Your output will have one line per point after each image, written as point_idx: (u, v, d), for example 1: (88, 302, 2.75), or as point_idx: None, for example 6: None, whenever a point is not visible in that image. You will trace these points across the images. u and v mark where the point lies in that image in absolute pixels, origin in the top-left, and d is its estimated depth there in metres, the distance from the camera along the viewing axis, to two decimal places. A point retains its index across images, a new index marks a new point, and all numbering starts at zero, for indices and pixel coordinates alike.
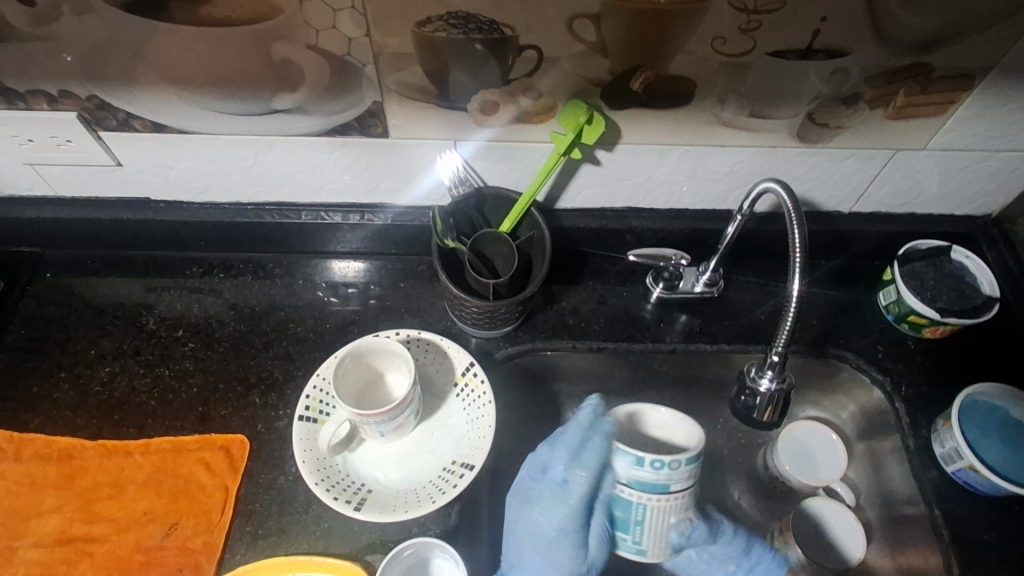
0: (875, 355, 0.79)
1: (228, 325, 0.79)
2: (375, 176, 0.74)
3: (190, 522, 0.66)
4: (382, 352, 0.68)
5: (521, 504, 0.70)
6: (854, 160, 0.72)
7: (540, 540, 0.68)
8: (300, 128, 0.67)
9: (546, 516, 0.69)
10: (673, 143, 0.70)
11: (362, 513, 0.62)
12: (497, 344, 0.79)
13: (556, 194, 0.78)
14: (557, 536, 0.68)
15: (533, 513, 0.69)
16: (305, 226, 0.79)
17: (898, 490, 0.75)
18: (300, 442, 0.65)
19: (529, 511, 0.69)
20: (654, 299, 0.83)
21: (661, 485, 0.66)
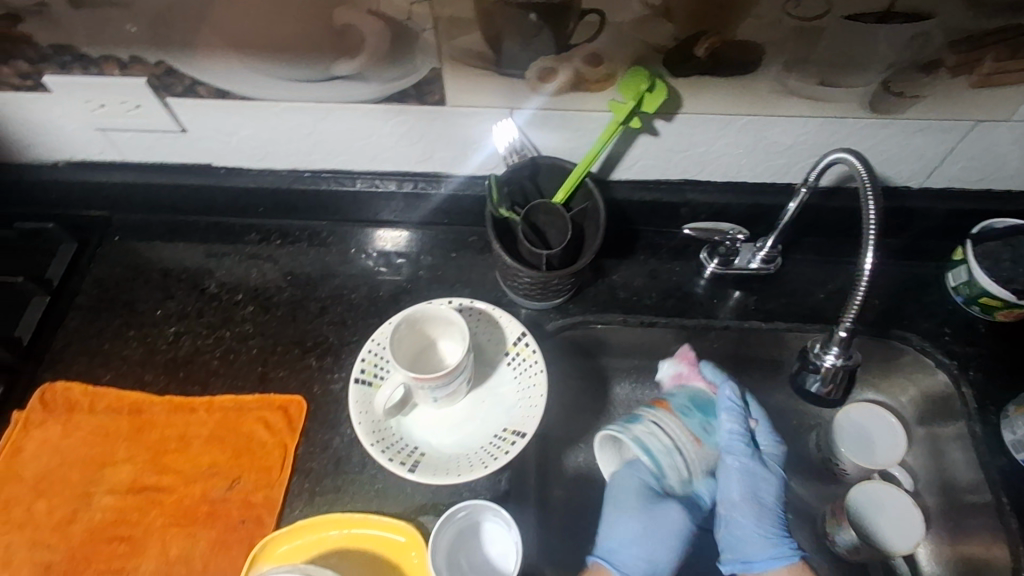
0: (941, 337, 0.77)
1: (285, 291, 0.81)
2: (430, 145, 0.75)
3: (252, 477, 0.68)
4: (437, 319, 0.68)
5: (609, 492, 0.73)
6: (928, 132, 0.69)
7: (620, 517, 0.71)
8: (358, 94, 0.68)
9: (618, 487, 0.73)
10: (736, 113, 0.68)
11: (416, 475, 0.64)
12: (547, 316, 0.79)
13: (611, 165, 0.76)
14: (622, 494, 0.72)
15: (610, 494, 0.73)
16: (360, 194, 0.80)
17: (960, 477, 0.73)
18: (356, 404, 0.67)
19: (612, 494, 0.73)
20: (708, 275, 0.81)
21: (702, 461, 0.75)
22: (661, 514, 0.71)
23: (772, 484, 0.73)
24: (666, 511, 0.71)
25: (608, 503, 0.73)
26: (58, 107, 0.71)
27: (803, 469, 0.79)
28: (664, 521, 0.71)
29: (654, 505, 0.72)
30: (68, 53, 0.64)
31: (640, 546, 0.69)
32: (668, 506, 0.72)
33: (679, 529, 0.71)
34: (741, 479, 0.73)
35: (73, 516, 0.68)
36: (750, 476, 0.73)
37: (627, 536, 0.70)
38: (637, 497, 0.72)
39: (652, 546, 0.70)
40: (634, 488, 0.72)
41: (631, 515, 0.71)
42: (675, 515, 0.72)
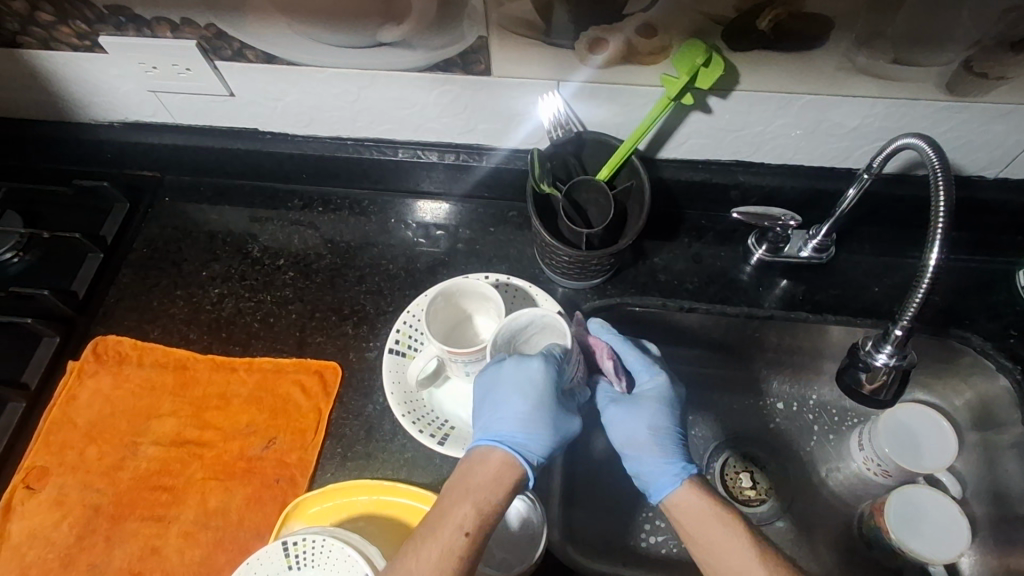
0: (1006, 340, 0.72)
1: (325, 258, 0.82)
2: (473, 116, 0.73)
3: (287, 438, 0.70)
4: (473, 294, 0.68)
5: (494, 375, 0.63)
6: (1011, 118, 0.63)
7: (514, 389, 0.61)
8: (403, 62, 0.67)
9: (516, 366, 0.62)
10: (796, 92, 0.64)
11: (445, 448, 0.65)
12: (584, 296, 0.77)
13: (659, 142, 0.74)
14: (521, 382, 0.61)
15: (504, 374, 0.62)
16: (401, 164, 0.80)
17: (1013, 487, 0.69)
18: (389, 373, 0.68)
19: (501, 375, 0.62)
20: (754, 261, 0.78)
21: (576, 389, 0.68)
22: (560, 414, 0.62)
23: (654, 413, 0.66)
24: (561, 412, 0.62)
25: (493, 385, 0.62)
26: (112, 68, 0.73)
27: (839, 465, 0.77)
28: (554, 416, 0.61)
29: (551, 400, 0.61)
30: (123, 14, 0.65)
31: (531, 424, 0.60)
32: (567, 418, 0.62)
33: (556, 417, 0.61)
34: (625, 415, 0.67)
35: (120, 463, 0.71)
36: (634, 410, 0.67)
37: (514, 407, 0.60)
38: (542, 390, 0.60)
39: (538, 426, 0.60)
40: (541, 379, 0.61)
41: (528, 394, 0.60)
42: (570, 420, 0.62)
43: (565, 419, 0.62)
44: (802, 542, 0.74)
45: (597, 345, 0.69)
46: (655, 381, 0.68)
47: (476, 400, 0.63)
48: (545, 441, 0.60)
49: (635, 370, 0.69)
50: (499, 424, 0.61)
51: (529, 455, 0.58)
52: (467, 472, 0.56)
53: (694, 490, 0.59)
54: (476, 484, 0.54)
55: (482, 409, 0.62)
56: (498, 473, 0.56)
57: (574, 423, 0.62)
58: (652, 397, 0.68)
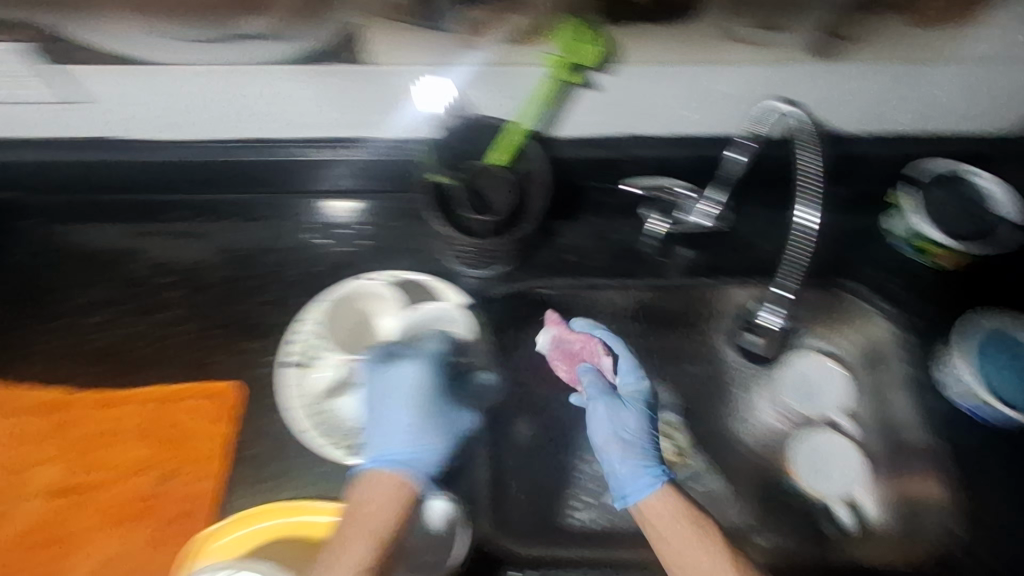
0: (889, 286, 0.78)
1: (215, 270, 0.76)
2: (347, 107, 0.70)
3: (187, 472, 0.66)
4: (366, 295, 0.72)
5: (379, 389, 0.68)
6: (873, 76, 0.67)
7: (399, 402, 0.66)
8: (273, 53, 0.62)
9: (395, 379, 0.67)
10: (678, 64, 0.65)
11: (355, 459, 0.65)
12: (493, 284, 0.76)
13: (551, 122, 0.73)
14: (407, 394, 0.66)
15: (384, 389, 0.67)
16: (287, 163, 0.75)
17: (901, 421, 0.74)
18: (291, 390, 0.67)
19: (385, 389, 0.67)
20: (655, 233, 0.79)
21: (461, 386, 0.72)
22: (446, 420, 0.68)
23: (635, 417, 0.69)
24: (445, 417, 0.68)
25: (379, 400, 0.67)
26: None
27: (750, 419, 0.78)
28: (441, 423, 0.67)
29: (432, 407, 0.67)
30: None
31: (419, 433, 0.65)
32: (454, 419, 0.69)
33: (443, 424, 0.67)
34: (603, 416, 0.69)
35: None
36: (610, 412, 0.69)
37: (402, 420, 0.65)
38: (422, 398, 0.67)
39: (426, 434, 0.65)
40: (421, 390, 0.67)
41: (411, 405, 0.66)
42: (457, 421, 0.69)
43: (451, 422, 0.68)
44: None
45: (585, 340, 0.73)
46: (639, 384, 0.72)
47: (369, 416, 0.67)
48: (434, 448, 0.65)
49: (620, 373, 0.73)
50: (388, 440, 0.64)
51: (418, 468, 0.63)
52: (369, 503, 0.59)
53: (673, 494, 0.62)
54: (381, 514, 0.58)
55: (373, 427, 0.66)
56: (397, 488, 0.60)
57: (464, 420, 0.70)
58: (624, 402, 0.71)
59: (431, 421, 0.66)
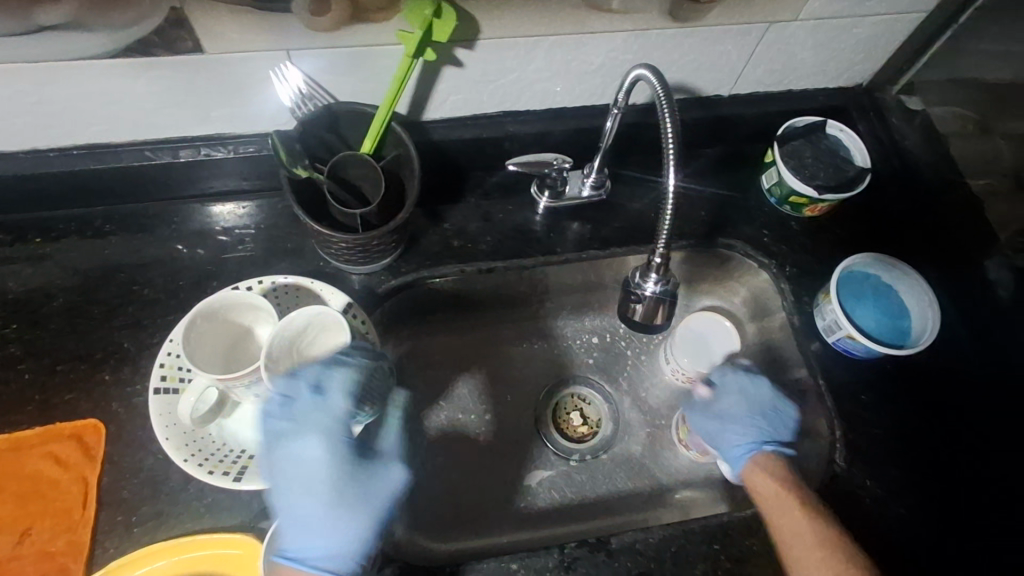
0: (761, 240, 0.80)
1: (58, 298, 0.68)
2: (201, 102, 0.63)
3: (48, 525, 0.59)
4: (241, 307, 0.60)
5: (276, 466, 0.56)
6: (730, 37, 0.68)
7: (299, 489, 0.55)
8: (84, 48, 0.54)
9: (290, 460, 0.56)
10: (539, 34, 0.62)
11: (244, 483, 0.57)
12: (378, 279, 0.72)
13: (420, 104, 0.69)
14: (306, 477, 0.55)
15: (280, 473, 0.56)
16: (129, 170, 0.67)
17: (789, 368, 0.77)
18: (159, 418, 0.58)
19: (282, 470, 0.56)
20: (541, 210, 0.78)
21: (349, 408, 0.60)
22: (368, 486, 0.57)
23: (739, 396, 0.71)
24: (368, 487, 0.57)
25: (279, 481, 0.56)
26: None
27: (654, 380, 0.83)
28: (360, 494, 0.56)
29: (345, 482, 0.56)
30: None
31: (329, 521, 0.55)
32: (382, 480, 0.58)
33: (354, 497, 0.56)
34: (709, 403, 0.73)
35: None
36: (720, 394, 0.72)
37: (307, 510, 0.55)
38: (329, 478, 0.55)
39: (342, 519, 0.55)
40: (320, 468, 0.55)
41: (315, 489, 0.55)
42: (386, 482, 0.58)
43: (373, 484, 0.57)
44: (635, 464, 0.78)
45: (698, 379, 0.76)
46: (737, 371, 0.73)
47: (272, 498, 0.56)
48: (358, 531, 0.55)
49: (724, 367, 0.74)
50: (296, 533, 0.55)
51: (336, 565, 0.54)
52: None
53: (760, 475, 0.65)
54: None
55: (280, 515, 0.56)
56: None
57: (394, 475, 0.58)
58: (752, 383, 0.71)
59: (340, 502, 0.55)
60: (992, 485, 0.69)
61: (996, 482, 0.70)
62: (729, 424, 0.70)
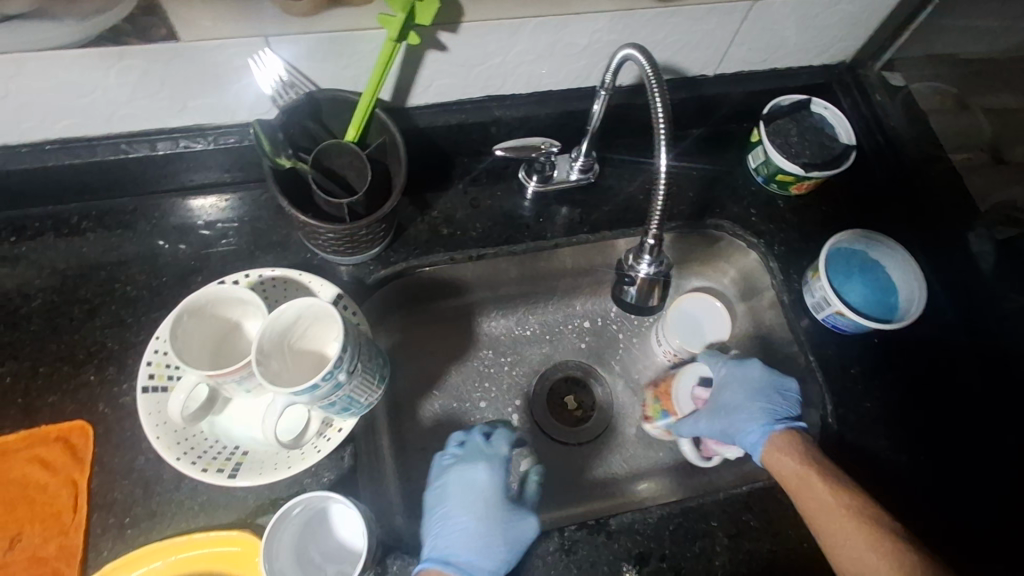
0: (749, 219, 0.80)
1: (37, 298, 0.66)
2: (178, 92, 0.61)
3: (37, 530, 0.58)
4: (229, 301, 0.58)
5: (447, 485, 0.66)
6: (715, 16, 0.68)
7: (461, 504, 0.65)
8: (53, 36, 0.52)
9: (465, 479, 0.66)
10: (524, 16, 0.62)
11: (240, 479, 0.56)
12: (368, 269, 0.71)
13: (403, 90, 0.68)
14: (474, 492, 0.65)
15: (451, 486, 0.66)
16: (106, 165, 0.65)
17: (780, 346, 0.78)
18: (148, 417, 0.57)
19: (453, 488, 0.66)
20: (529, 195, 0.77)
21: (355, 406, 0.58)
22: (508, 524, 0.64)
23: (737, 383, 0.73)
24: (508, 529, 0.63)
25: (444, 499, 0.66)
26: None
27: (647, 363, 0.83)
28: (506, 525, 0.63)
29: (497, 512, 0.64)
30: None
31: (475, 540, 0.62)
32: (521, 521, 0.64)
33: (509, 520, 0.64)
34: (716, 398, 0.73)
35: None
36: (723, 388, 0.73)
37: (459, 523, 0.63)
38: (488, 501, 0.65)
39: (488, 545, 0.62)
40: (489, 486, 0.66)
41: (474, 507, 0.64)
42: (522, 527, 0.63)
43: (516, 524, 0.64)
44: (630, 447, 0.79)
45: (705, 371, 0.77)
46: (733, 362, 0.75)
47: (433, 512, 0.65)
48: (496, 557, 0.62)
49: (713, 360, 0.77)
50: (447, 543, 0.63)
51: None
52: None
53: (784, 446, 0.66)
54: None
55: (435, 528, 0.64)
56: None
57: (529, 526, 0.63)
58: (750, 369, 0.73)
59: (497, 520, 0.64)
60: (979, 452, 0.71)
61: (983, 450, 0.71)
62: (736, 412, 0.70)
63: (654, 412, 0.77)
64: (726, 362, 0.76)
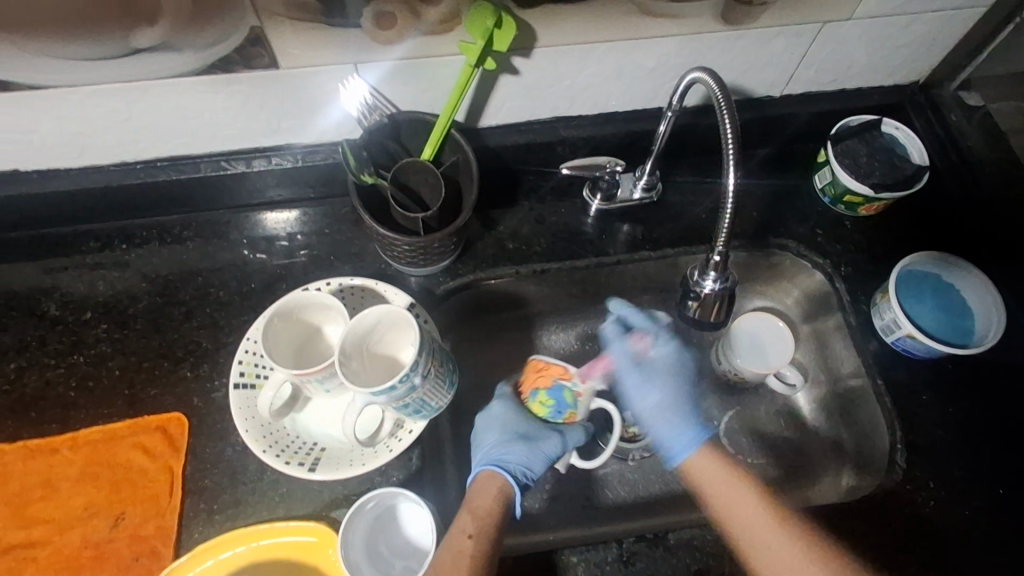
0: (814, 239, 0.79)
1: (142, 300, 0.73)
2: (274, 114, 0.67)
3: (138, 510, 0.63)
4: (313, 306, 0.63)
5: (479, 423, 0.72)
6: (783, 39, 0.69)
7: (485, 432, 0.70)
8: (172, 66, 0.58)
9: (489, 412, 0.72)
10: (595, 41, 0.64)
11: (318, 473, 0.60)
12: (437, 280, 0.75)
13: (476, 111, 0.72)
14: (498, 419, 0.71)
15: (479, 423, 0.72)
16: (207, 180, 0.72)
17: (844, 368, 0.77)
18: (239, 410, 0.62)
19: (482, 421, 0.72)
20: (592, 212, 0.79)
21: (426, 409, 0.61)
22: (533, 435, 0.70)
23: (672, 376, 0.71)
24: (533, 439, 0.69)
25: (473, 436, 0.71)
26: None
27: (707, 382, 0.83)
28: (531, 436, 0.69)
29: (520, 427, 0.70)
30: None
31: (506, 443, 0.67)
32: (547, 433, 0.70)
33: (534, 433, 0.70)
34: (643, 384, 0.71)
35: None
36: (651, 376, 0.71)
37: (488, 441, 0.69)
38: (514, 421, 0.71)
39: (512, 447, 0.67)
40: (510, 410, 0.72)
41: (498, 429, 0.70)
42: (550, 438, 0.70)
43: (537, 439, 0.69)
44: None
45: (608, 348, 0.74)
46: (667, 346, 0.72)
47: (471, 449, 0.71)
48: (517, 453, 0.66)
49: (640, 332, 0.73)
50: (480, 460, 0.68)
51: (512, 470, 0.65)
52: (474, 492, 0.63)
53: (712, 458, 0.65)
54: (478, 506, 0.61)
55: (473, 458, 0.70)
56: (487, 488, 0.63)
57: (554, 440, 0.70)
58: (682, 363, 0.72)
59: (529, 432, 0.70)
60: None
61: None
62: (659, 402, 0.70)
63: (546, 406, 0.73)
64: (658, 335, 0.73)
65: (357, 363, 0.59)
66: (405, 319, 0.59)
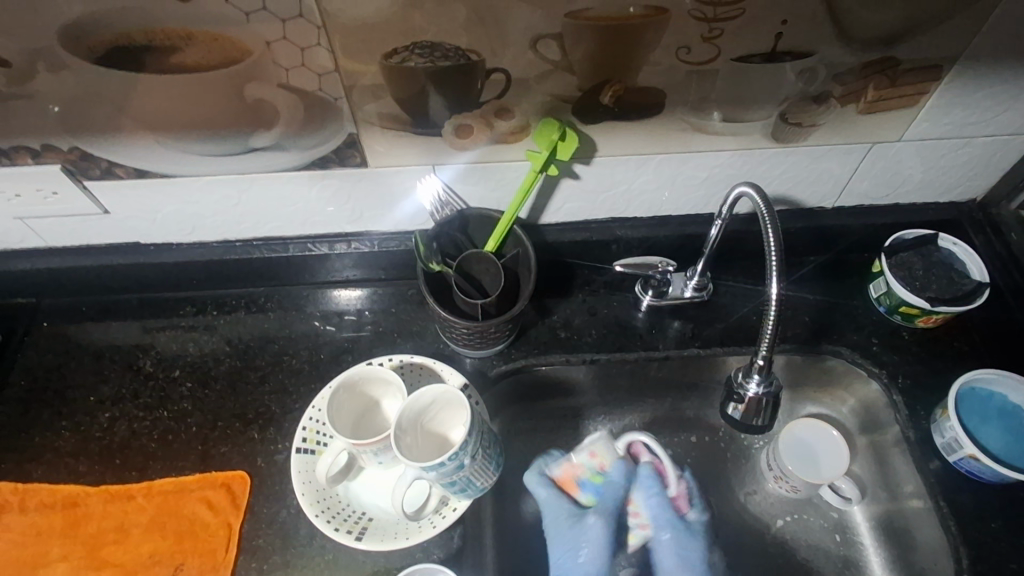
0: (870, 348, 0.79)
1: (223, 363, 0.80)
2: (359, 205, 0.75)
3: (196, 561, 0.67)
4: (375, 380, 0.68)
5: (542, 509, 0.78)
6: (833, 156, 0.72)
7: (548, 527, 0.77)
8: (280, 163, 0.68)
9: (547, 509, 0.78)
10: (650, 153, 0.70)
11: (363, 542, 0.63)
12: (490, 363, 0.79)
13: (538, 210, 0.78)
14: (560, 517, 0.77)
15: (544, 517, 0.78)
16: (294, 259, 0.80)
17: (903, 485, 0.74)
18: (298, 474, 0.66)
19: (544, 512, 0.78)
20: (644, 307, 0.82)
21: (470, 488, 0.63)
22: (588, 542, 0.75)
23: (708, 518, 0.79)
24: (584, 538, 0.76)
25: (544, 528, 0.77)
26: None
27: (757, 487, 0.81)
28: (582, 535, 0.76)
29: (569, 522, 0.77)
30: None
31: (570, 552, 0.75)
32: (584, 520, 0.77)
33: (593, 536, 0.76)
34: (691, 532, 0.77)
35: None
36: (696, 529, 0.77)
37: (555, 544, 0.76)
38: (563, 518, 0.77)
39: (572, 550, 0.75)
40: (561, 509, 0.78)
41: (557, 524, 0.77)
42: (590, 529, 0.76)
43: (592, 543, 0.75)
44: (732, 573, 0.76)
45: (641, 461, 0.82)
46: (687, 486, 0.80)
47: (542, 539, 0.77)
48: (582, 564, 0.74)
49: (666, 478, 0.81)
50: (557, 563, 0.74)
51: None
52: None
53: None
54: None
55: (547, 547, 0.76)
56: None
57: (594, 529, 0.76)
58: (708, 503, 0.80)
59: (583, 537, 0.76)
60: None
61: None
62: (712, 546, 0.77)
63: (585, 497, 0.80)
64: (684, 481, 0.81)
65: (411, 435, 0.63)
66: (462, 398, 0.62)
